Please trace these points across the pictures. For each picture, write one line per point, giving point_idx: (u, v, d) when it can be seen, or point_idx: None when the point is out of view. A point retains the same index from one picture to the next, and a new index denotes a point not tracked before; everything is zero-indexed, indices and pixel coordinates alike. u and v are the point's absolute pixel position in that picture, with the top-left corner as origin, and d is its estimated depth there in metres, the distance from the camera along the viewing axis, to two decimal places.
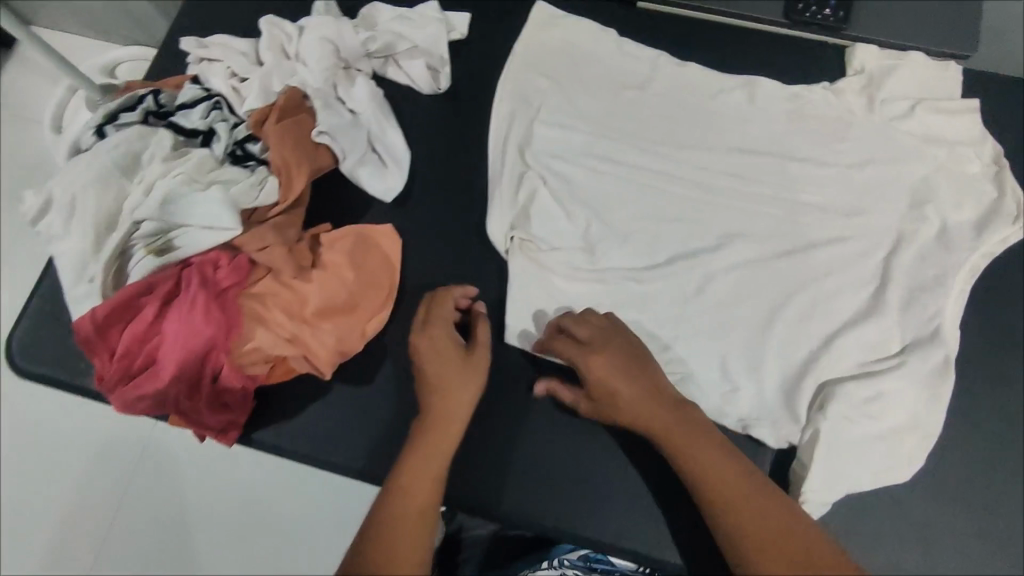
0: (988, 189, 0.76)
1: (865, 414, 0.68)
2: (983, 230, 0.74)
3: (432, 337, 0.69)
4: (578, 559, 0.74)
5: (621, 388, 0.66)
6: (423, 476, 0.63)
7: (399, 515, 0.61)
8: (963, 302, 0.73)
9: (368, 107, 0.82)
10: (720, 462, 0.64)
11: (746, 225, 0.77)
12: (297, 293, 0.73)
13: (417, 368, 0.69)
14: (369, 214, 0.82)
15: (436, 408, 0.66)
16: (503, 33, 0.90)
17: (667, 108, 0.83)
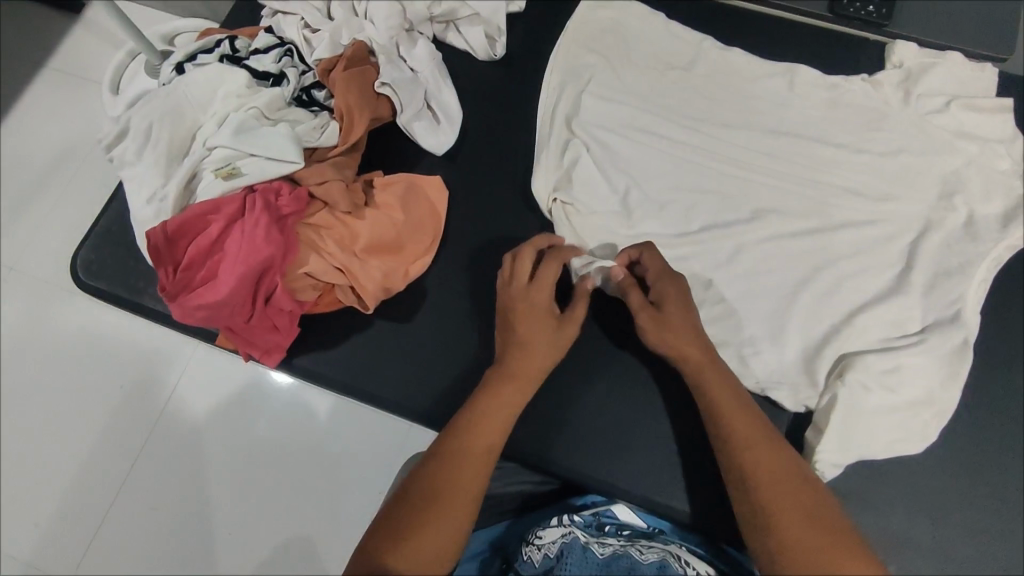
0: (1016, 184, 0.80)
1: (881, 385, 0.72)
2: (1009, 222, 0.79)
3: (534, 297, 0.71)
4: (590, 516, 0.74)
5: (686, 331, 0.70)
6: (492, 423, 0.67)
7: (467, 443, 0.65)
8: (984, 290, 0.77)
9: (426, 66, 0.88)
10: (745, 418, 0.66)
11: (779, 204, 0.81)
12: (349, 228, 0.78)
13: (518, 316, 0.71)
14: (420, 167, 0.88)
15: (517, 363, 0.70)
16: (558, 9, 0.95)
17: (711, 88, 0.87)
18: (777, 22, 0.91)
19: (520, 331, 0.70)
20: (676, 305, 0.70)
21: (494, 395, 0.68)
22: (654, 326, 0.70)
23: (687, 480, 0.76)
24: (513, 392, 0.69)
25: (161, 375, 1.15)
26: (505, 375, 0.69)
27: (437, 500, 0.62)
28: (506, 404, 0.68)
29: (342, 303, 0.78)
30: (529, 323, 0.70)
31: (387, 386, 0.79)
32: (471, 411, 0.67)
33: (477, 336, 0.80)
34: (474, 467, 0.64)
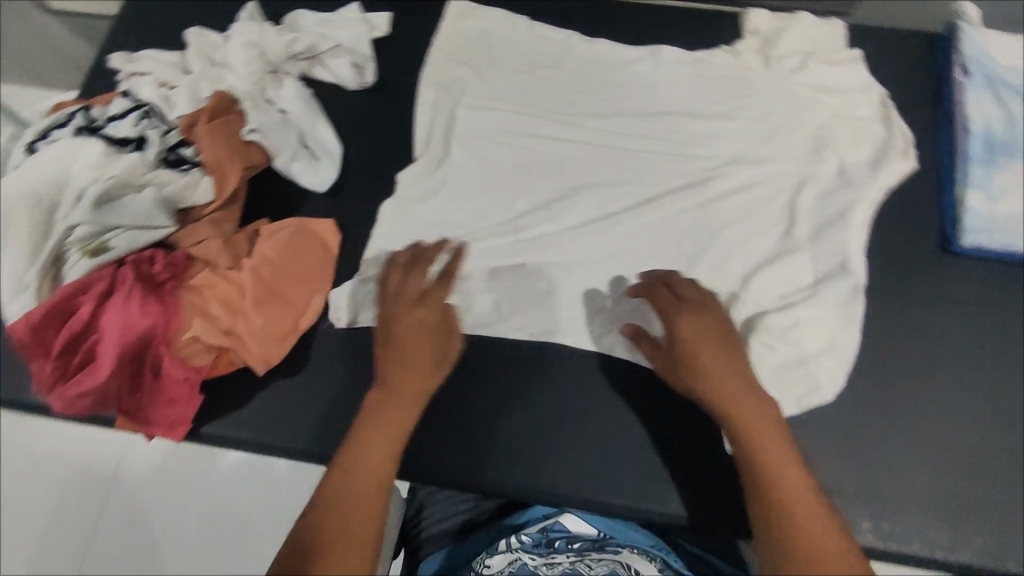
0: (877, 129, 0.84)
1: (784, 342, 0.74)
2: (877, 165, 0.82)
3: (412, 316, 0.70)
4: (538, 532, 0.69)
5: (712, 360, 0.65)
6: (373, 453, 0.61)
7: (346, 485, 0.58)
8: (865, 233, 0.80)
9: (298, 107, 0.86)
10: (793, 473, 0.57)
11: (664, 184, 0.83)
12: (234, 282, 0.76)
13: (387, 331, 0.70)
14: (306, 207, 0.85)
15: (387, 385, 0.67)
16: (423, 27, 0.94)
17: (583, 82, 0.89)
18: (635, 8, 0.93)
19: (388, 361, 0.68)
20: (692, 351, 0.66)
21: (382, 410, 0.64)
22: (673, 371, 0.68)
23: (619, 471, 0.75)
24: (397, 419, 0.64)
25: (81, 469, 1.07)
26: (376, 408, 0.65)
27: (308, 550, 0.54)
28: (386, 422, 0.64)
29: (238, 362, 0.76)
30: (403, 347, 0.69)
31: (301, 436, 0.76)
32: (356, 432, 0.63)
33: (383, 367, 0.78)
34: (356, 510, 0.57)
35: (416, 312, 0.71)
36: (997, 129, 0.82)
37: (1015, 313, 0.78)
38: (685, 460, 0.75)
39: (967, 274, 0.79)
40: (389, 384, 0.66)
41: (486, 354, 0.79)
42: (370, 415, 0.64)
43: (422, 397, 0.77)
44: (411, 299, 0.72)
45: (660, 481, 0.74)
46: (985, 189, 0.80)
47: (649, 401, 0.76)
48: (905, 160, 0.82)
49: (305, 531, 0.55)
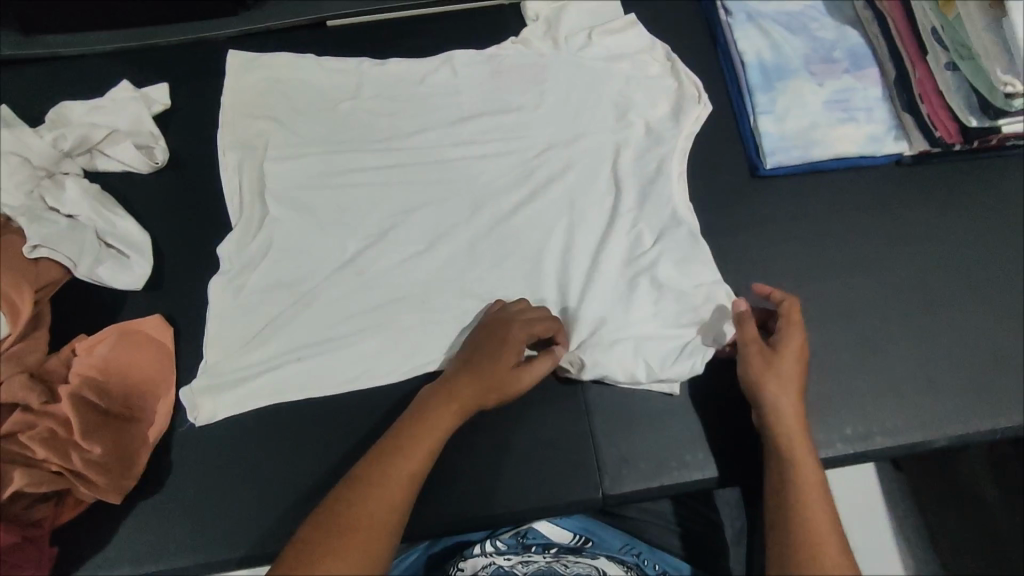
0: (669, 81, 0.88)
1: (616, 302, 0.77)
2: (678, 115, 0.86)
3: (487, 363, 0.68)
4: (511, 538, 0.82)
5: (791, 375, 0.68)
6: (397, 475, 0.62)
7: (368, 497, 0.60)
8: (684, 181, 0.84)
9: (84, 207, 0.78)
10: (809, 470, 0.64)
11: (490, 185, 0.84)
12: (54, 416, 0.67)
13: (460, 369, 0.69)
14: (126, 309, 0.79)
15: (434, 402, 0.67)
16: (208, 90, 0.89)
17: (386, 106, 0.88)
18: (417, 22, 0.94)
19: (434, 397, 0.67)
20: (788, 356, 0.69)
21: (417, 424, 0.65)
22: (762, 373, 0.69)
23: (520, 476, 0.72)
24: (436, 429, 0.65)
25: None
26: (423, 418, 0.65)
27: (318, 546, 0.58)
28: (422, 441, 0.64)
29: (87, 498, 0.68)
30: (453, 385, 0.68)
31: (181, 553, 0.70)
32: (395, 437, 0.64)
33: (253, 452, 0.73)
34: (374, 525, 0.59)
35: (511, 334, 0.70)
36: (767, 57, 0.89)
37: (831, 217, 0.84)
38: (577, 445, 0.74)
39: (778, 192, 0.85)
40: (455, 390, 0.67)
41: (357, 403, 0.76)
42: (407, 423, 0.66)
43: (304, 469, 0.73)
44: (522, 327, 0.70)
45: (563, 472, 0.73)
46: (772, 113, 0.86)
47: (534, 398, 0.75)
48: (699, 104, 0.86)
49: (322, 521, 0.59)
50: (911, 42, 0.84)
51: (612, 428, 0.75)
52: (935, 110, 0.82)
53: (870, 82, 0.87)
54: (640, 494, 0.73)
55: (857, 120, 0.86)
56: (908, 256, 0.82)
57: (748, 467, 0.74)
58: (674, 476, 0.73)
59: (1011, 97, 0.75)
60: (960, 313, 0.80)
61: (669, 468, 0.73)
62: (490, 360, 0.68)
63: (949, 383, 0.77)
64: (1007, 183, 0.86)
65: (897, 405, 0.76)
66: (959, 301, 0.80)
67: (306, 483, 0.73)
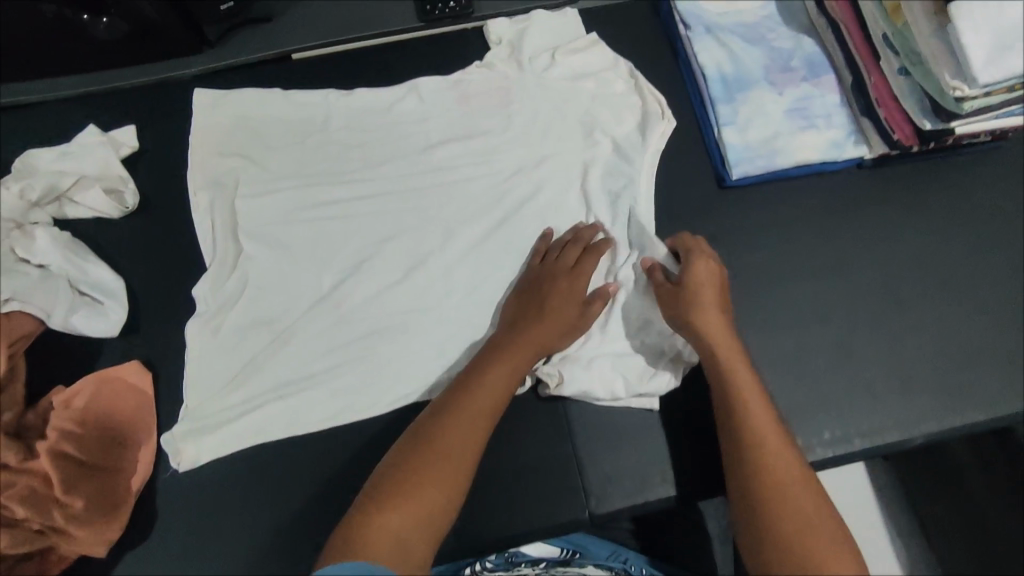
0: (634, 98, 0.90)
1: (592, 328, 0.78)
2: (644, 130, 0.88)
3: (560, 295, 0.75)
4: (497, 559, 0.83)
5: (707, 299, 0.74)
6: (483, 407, 0.68)
7: (460, 426, 0.66)
8: (653, 196, 0.85)
9: (55, 255, 0.77)
10: (755, 403, 0.67)
11: (464, 210, 0.84)
12: (33, 472, 0.67)
13: (534, 301, 0.76)
14: (102, 357, 0.78)
15: (513, 338, 0.73)
16: (175, 130, 0.89)
17: (355, 136, 0.88)
18: (382, 50, 0.94)
19: (514, 330, 0.74)
20: (698, 285, 0.75)
21: (499, 357, 0.72)
22: (682, 304, 0.74)
23: (507, 499, 0.73)
24: (512, 363, 0.71)
25: None
26: (496, 360, 0.71)
27: (414, 467, 0.63)
28: (501, 377, 0.70)
29: (70, 554, 0.68)
30: (532, 317, 0.74)
31: None
32: (480, 372, 0.70)
33: (239, 494, 0.73)
34: (469, 448, 0.65)
35: (578, 273, 0.77)
36: (727, 69, 0.91)
37: (798, 222, 0.86)
38: (561, 466, 0.75)
39: (746, 201, 0.87)
40: (532, 325, 0.74)
41: (342, 437, 0.76)
42: (487, 361, 0.72)
43: (292, 507, 0.73)
44: (595, 259, 0.78)
45: (549, 492, 0.74)
46: (735, 123, 0.88)
47: (517, 421, 0.76)
48: (663, 120, 0.88)
49: (394, 466, 0.64)
50: (864, 48, 0.86)
51: (595, 446, 0.76)
52: (892, 113, 0.84)
53: (828, 89, 0.90)
54: (626, 511, 0.74)
55: (817, 126, 0.88)
56: (873, 257, 0.85)
57: None
58: (659, 491, 0.74)
59: (961, 102, 0.76)
60: (927, 311, 0.82)
61: (653, 484, 0.75)
62: (556, 298, 0.75)
63: (921, 381, 0.79)
64: (966, 181, 0.89)
65: (872, 406, 0.78)
66: (925, 299, 0.83)
67: (293, 521, 0.73)
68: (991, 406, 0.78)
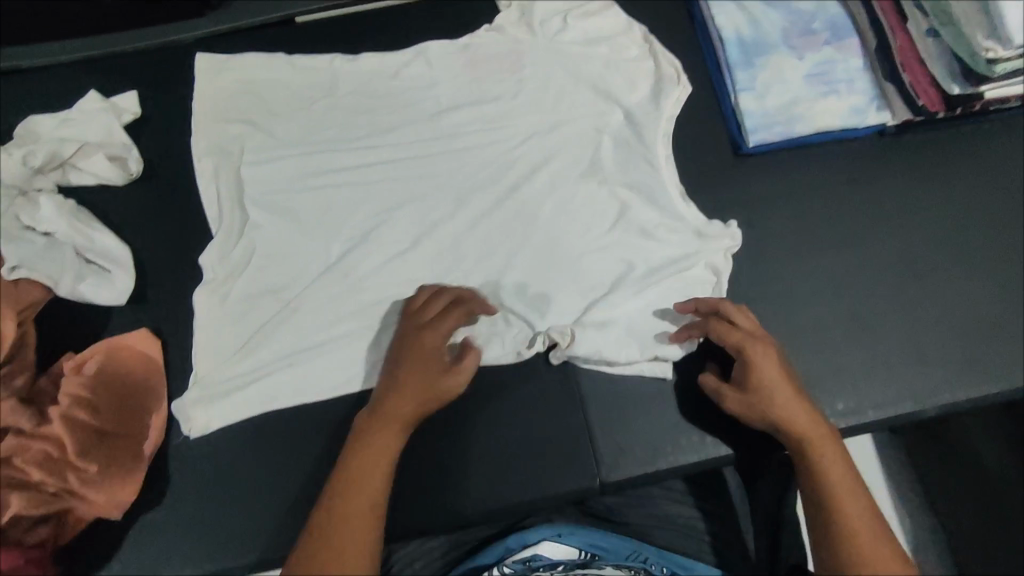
0: (648, 64, 0.87)
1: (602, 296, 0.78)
2: (657, 97, 0.85)
3: (416, 360, 0.69)
4: (517, 562, 0.75)
5: (776, 389, 0.67)
6: (361, 505, 0.62)
7: (343, 536, 0.61)
8: (669, 161, 0.83)
9: (60, 222, 0.76)
10: (857, 504, 0.63)
11: (474, 178, 0.83)
12: (48, 436, 0.68)
13: (395, 374, 0.69)
14: (111, 324, 0.78)
15: (379, 419, 0.67)
16: (178, 96, 0.88)
17: (362, 102, 0.86)
18: (388, 13, 0.91)
19: (384, 409, 0.67)
20: (764, 383, 0.68)
21: (375, 453, 0.65)
22: (748, 398, 0.68)
23: (520, 465, 0.73)
24: (383, 451, 0.65)
25: None
26: (356, 471, 0.64)
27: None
28: (372, 466, 0.64)
29: (87, 517, 0.68)
30: (396, 394, 0.67)
31: (184, 565, 0.70)
32: (348, 465, 0.64)
33: (253, 458, 0.74)
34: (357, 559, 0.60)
35: (427, 341, 0.70)
36: (745, 32, 0.87)
37: (817, 191, 0.84)
38: (573, 433, 0.74)
39: (763, 168, 0.84)
40: (392, 411, 0.67)
41: (353, 405, 0.76)
42: (355, 446, 0.66)
43: (305, 473, 0.74)
44: (444, 321, 0.71)
45: (561, 457, 0.73)
46: (753, 90, 0.85)
47: (530, 386, 0.76)
48: (678, 86, 0.85)
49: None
50: (892, 12, 0.84)
51: (607, 413, 0.75)
52: (918, 79, 0.82)
53: (851, 54, 0.86)
54: (639, 478, 0.74)
55: (838, 92, 0.84)
56: (893, 227, 0.82)
57: (745, 442, 0.75)
58: (670, 459, 0.74)
59: (994, 63, 0.74)
60: (949, 283, 0.80)
61: (664, 452, 0.74)
62: (399, 394, 0.67)
63: (939, 352, 0.78)
64: (994, 148, 0.86)
65: (889, 378, 0.77)
66: (946, 270, 0.81)
67: (307, 485, 0.73)
68: (1010, 378, 0.77)
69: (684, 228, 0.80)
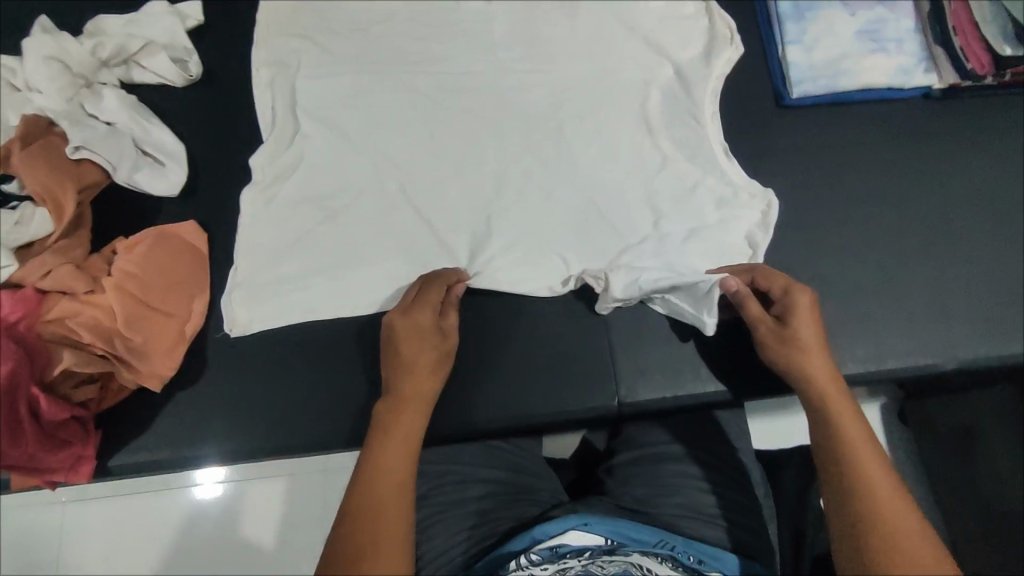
0: (703, 22, 0.88)
1: (637, 233, 0.80)
2: (709, 56, 0.86)
3: (412, 333, 0.65)
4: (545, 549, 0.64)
5: (814, 348, 0.64)
6: (387, 488, 0.57)
7: (373, 520, 0.55)
8: (718, 120, 0.84)
9: (122, 115, 0.80)
10: (902, 505, 0.55)
11: (520, 111, 0.85)
12: (99, 306, 0.70)
13: (394, 350, 0.65)
14: (162, 216, 0.82)
15: (391, 402, 0.62)
16: (241, 9, 0.91)
17: (418, 29, 0.88)
18: None
19: (396, 389, 0.63)
20: (806, 334, 0.65)
21: (387, 437, 0.60)
22: (790, 345, 0.65)
23: (543, 381, 0.76)
24: (403, 431, 0.61)
25: None
26: (374, 459, 0.58)
27: None
28: (390, 450, 0.59)
29: (129, 386, 0.72)
30: (403, 370, 0.64)
31: (213, 444, 0.74)
32: (368, 451, 0.59)
33: (288, 354, 0.77)
34: (391, 553, 0.53)
35: (418, 314, 0.66)
36: None
37: (858, 150, 0.84)
38: (595, 356, 0.77)
39: (804, 124, 0.85)
40: (400, 395, 0.63)
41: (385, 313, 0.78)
42: (375, 430, 0.61)
43: (336, 373, 0.77)
44: (436, 291, 0.69)
45: (582, 378, 0.76)
46: (801, 43, 0.86)
47: (557, 311, 0.78)
48: (730, 47, 0.86)
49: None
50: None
51: (629, 340, 0.77)
52: (967, 41, 0.83)
53: (904, 15, 0.87)
54: (652, 404, 0.76)
55: (888, 50, 0.85)
56: (932, 192, 0.83)
57: (759, 381, 0.77)
58: (690, 389, 0.77)
59: None
60: (983, 251, 0.80)
61: (685, 379, 0.77)
62: (407, 371, 0.64)
63: (966, 315, 0.78)
64: None
65: (913, 337, 0.77)
66: (981, 239, 0.81)
67: (336, 383, 0.76)
68: None
69: (720, 175, 0.82)
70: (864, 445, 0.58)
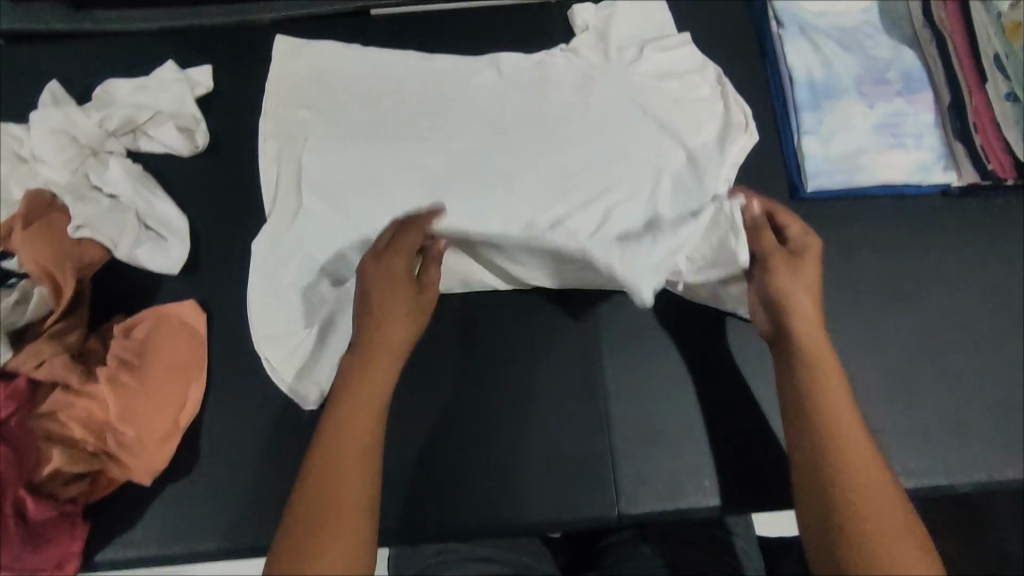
0: (718, 107, 0.85)
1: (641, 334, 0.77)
2: (723, 144, 0.83)
3: (386, 273, 0.66)
4: None
5: (807, 300, 0.66)
6: (347, 461, 0.58)
7: (335, 498, 0.56)
8: None
9: (125, 186, 0.79)
10: (867, 459, 0.59)
11: (527, 195, 0.83)
12: (91, 397, 0.71)
13: (366, 294, 0.66)
14: (161, 292, 0.80)
15: (368, 343, 0.64)
16: (251, 77, 0.89)
17: (429, 104, 0.87)
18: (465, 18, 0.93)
19: (378, 334, 0.65)
20: (806, 290, 0.67)
21: (353, 409, 0.61)
22: (791, 278, 0.67)
23: (538, 488, 0.74)
24: (373, 393, 0.62)
25: None
26: (339, 425, 0.60)
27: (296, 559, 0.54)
28: (356, 417, 0.61)
29: (119, 479, 0.71)
30: (380, 293, 0.65)
31: (205, 534, 0.72)
32: (324, 435, 0.60)
33: (283, 444, 0.75)
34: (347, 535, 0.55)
35: (392, 259, 0.67)
36: (817, 74, 0.87)
37: (869, 245, 0.83)
38: (592, 464, 0.75)
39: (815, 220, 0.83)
40: (377, 323, 0.65)
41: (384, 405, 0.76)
42: (347, 388, 0.62)
43: None
44: (414, 232, 0.68)
45: (578, 488, 0.74)
46: (818, 133, 0.84)
47: (559, 412, 0.77)
48: (745, 134, 0.83)
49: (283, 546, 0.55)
50: (972, 69, 0.83)
51: (631, 446, 0.76)
52: (990, 142, 0.82)
53: (925, 107, 0.85)
54: (652, 514, 0.74)
55: (906, 145, 0.83)
56: (945, 291, 0.81)
57: (764, 495, 0.75)
58: (689, 501, 0.74)
59: None
60: (995, 355, 0.79)
61: (685, 492, 0.75)
62: (381, 330, 0.65)
63: (977, 423, 0.76)
64: None
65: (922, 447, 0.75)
66: (994, 344, 0.79)
67: None
68: None
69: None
70: (838, 419, 0.61)
